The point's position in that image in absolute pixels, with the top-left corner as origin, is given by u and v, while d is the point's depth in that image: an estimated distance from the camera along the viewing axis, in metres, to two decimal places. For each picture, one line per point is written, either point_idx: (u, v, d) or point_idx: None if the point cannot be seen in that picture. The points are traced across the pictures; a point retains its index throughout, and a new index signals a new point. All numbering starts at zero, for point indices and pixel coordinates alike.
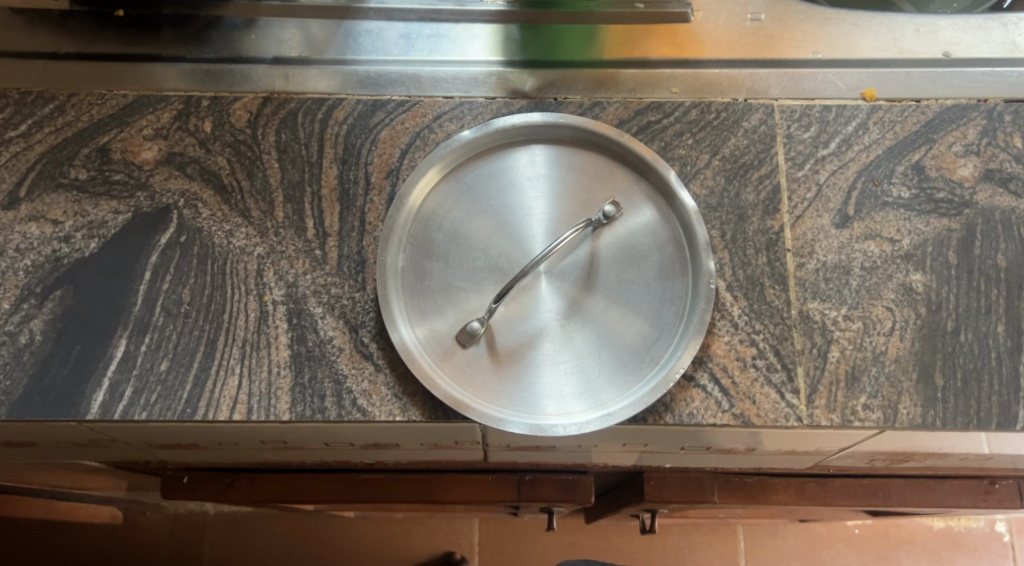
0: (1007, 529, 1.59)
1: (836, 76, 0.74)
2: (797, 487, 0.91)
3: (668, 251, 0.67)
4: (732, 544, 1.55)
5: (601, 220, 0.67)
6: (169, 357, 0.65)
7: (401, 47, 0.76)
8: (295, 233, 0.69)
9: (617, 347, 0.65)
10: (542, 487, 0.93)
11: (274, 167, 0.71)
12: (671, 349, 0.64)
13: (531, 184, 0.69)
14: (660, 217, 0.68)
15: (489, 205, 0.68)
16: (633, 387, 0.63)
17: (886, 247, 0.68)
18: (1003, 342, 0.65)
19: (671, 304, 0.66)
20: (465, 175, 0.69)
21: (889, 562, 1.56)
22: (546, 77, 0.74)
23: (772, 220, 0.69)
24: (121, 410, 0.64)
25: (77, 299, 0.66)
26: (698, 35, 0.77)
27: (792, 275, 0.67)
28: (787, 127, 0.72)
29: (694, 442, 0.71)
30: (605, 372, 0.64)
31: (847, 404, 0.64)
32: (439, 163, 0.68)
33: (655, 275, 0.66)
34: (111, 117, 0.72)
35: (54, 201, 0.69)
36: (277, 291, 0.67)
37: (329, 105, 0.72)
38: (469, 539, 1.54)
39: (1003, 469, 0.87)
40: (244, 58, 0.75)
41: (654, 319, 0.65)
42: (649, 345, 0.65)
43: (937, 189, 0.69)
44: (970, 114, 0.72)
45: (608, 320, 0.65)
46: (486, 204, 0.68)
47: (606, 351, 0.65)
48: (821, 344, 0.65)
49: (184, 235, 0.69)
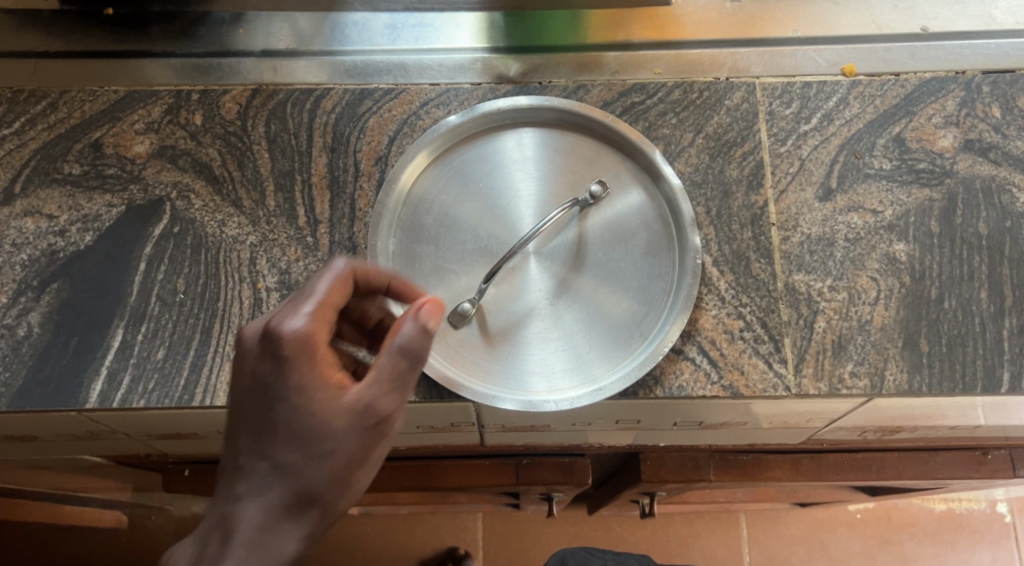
0: (1009, 509, 1.56)
1: (816, 52, 0.75)
2: (792, 463, 0.92)
3: (655, 229, 0.68)
4: (735, 531, 1.53)
5: (589, 200, 0.68)
6: (165, 345, 0.66)
7: (387, 37, 0.77)
8: (287, 221, 0.70)
9: (605, 324, 0.66)
10: (539, 470, 0.94)
11: (264, 157, 0.72)
12: (659, 324, 0.65)
13: (519, 167, 0.70)
14: (646, 196, 0.69)
15: (478, 189, 0.69)
16: (623, 362, 0.64)
17: (868, 219, 0.69)
18: (986, 308, 0.66)
19: (659, 280, 0.67)
20: (454, 160, 0.70)
21: (891, 545, 1.54)
22: (531, 62, 0.75)
23: (756, 195, 0.70)
24: (119, 398, 0.65)
25: (74, 292, 0.67)
26: (680, 17, 0.77)
27: (777, 248, 0.68)
28: (768, 104, 0.73)
29: (685, 416, 0.72)
30: (596, 349, 0.65)
31: (834, 372, 0.65)
32: (427, 148, 0.69)
33: (642, 253, 0.67)
34: (102, 113, 0.73)
35: (48, 196, 0.70)
36: (270, 279, 0.68)
37: (317, 95, 0.74)
38: (473, 534, 1.50)
39: (993, 439, 0.88)
40: (232, 51, 0.76)
41: (643, 295, 0.66)
42: (637, 321, 0.66)
43: (917, 160, 0.70)
44: (948, 86, 0.73)
45: (598, 298, 0.66)
46: (475, 187, 0.69)
47: (595, 328, 0.66)
48: (807, 315, 0.66)
49: (177, 226, 0.70)
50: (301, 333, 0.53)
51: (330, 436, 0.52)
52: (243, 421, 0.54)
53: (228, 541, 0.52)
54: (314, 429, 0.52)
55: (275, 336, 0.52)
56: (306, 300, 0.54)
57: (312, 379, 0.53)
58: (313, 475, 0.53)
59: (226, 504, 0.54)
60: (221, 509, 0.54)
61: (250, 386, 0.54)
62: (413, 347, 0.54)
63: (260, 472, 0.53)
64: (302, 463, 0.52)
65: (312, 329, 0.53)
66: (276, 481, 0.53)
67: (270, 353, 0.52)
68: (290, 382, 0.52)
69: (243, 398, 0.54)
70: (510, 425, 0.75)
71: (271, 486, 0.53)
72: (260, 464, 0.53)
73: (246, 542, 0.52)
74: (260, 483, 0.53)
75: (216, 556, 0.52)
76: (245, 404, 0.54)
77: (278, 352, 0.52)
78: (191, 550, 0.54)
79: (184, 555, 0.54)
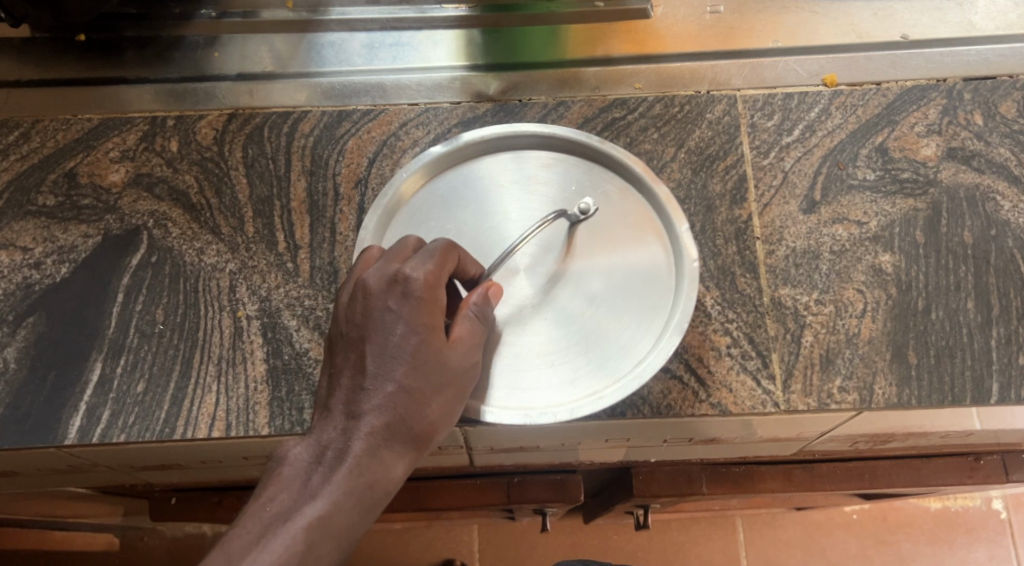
0: (1004, 506, 1.48)
1: (797, 63, 0.74)
2: (784, 474, 0.92)
3: (649, 238, 0.66)
4: (731, 536, 1.46)
5: (582, 213, 0.65)
6: (145, 378, 0.65)
7: (364, 57, 0.76)
8: (266, 247, 0.69)
9: (604, 338, 0.63)
10: (531, 488, 0.93)
11: (241, 183, 0.71)
12: (654, 340, 0.62)
13: (515, 182, 0.68)
14: (638, 207, 0.67)
15: (473, 206, 0.67)
16: (612, 381, 0.61)
17: (853, 230, 0.68)
18: (973, 318, 0.66)
19: (655, 290, 0.64)
20: (450, 176, 0.68)
21: (888, 545, 1.47)
22: (510, 80, 0.75)
23: (739, 209, 0.69)
24: (99, 433, 0.63)
25: (51, 326, 0.66)
26: (659, 30, 0.77)
27: (762, 262, 0.68)
28: (750, 116, 0.72)
29: (676, 433, 0.72)
30: (595, 364, 0.62)
31: (823, 387, 0.64)
32: (423, 165, 0.67)
33: (639, 263, 0.65)
34: (77, 142, 0.72)
35: (23, 229, 0.69)
36: (250, 307, 0.67)
37: (294, 117, 0.73)
38: (469, 548, 1.44)
39: (985, 444, 0.88)
40: (206, 76, 0.75)
41: (637, 313, 0.63)
42: (638, 333, 0.63)
43: (901, 170, 0.70)
44: (930, 94, 0.72)
45: (594, 312, 0.64)
46: (470, 204, 0.67)
47: (593, 343, 0.63)
48: (795, 329, 0.66)
49: (155, 256, 0.69)
50: (432, 276, 0.56)
51: (450, 370, 0.56)
52: (365, 343, 0.55)
53: (347, 452, 0.53)
54: (432, 363, 0.55)
55: (411, 275, 0.55)
56: (436, 246, 0.57)
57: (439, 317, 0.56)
58: (432, 405, 0.55)
59: (342, 417, 0.55)
60: (337, 424, 0.54)
61: (375, 313, 0.55)
62: (486, 311, 0.59)
63: (383, 393, 0.54)
64: (424, 393, 0.55)
65: (438, 275, 0.56)
66: (397, 406, 0.54)
67: (402, 292, 0.55)
68: (421, 315, 0.55)
69: (366, 325, 0.55)
70: (499, 447, 0.75)
71: (391, 409, 0.54)
72: (383, 388, 0.54)
73: (364, 456, 0.53)
74: (381, 403, 0.54)
75: (337, 465, 0.53)
76: (371, 329, 0.55)
77: (410, 288, 0.55)
78: (304, 456, 0.54)
79: (297, 460, 0.54)
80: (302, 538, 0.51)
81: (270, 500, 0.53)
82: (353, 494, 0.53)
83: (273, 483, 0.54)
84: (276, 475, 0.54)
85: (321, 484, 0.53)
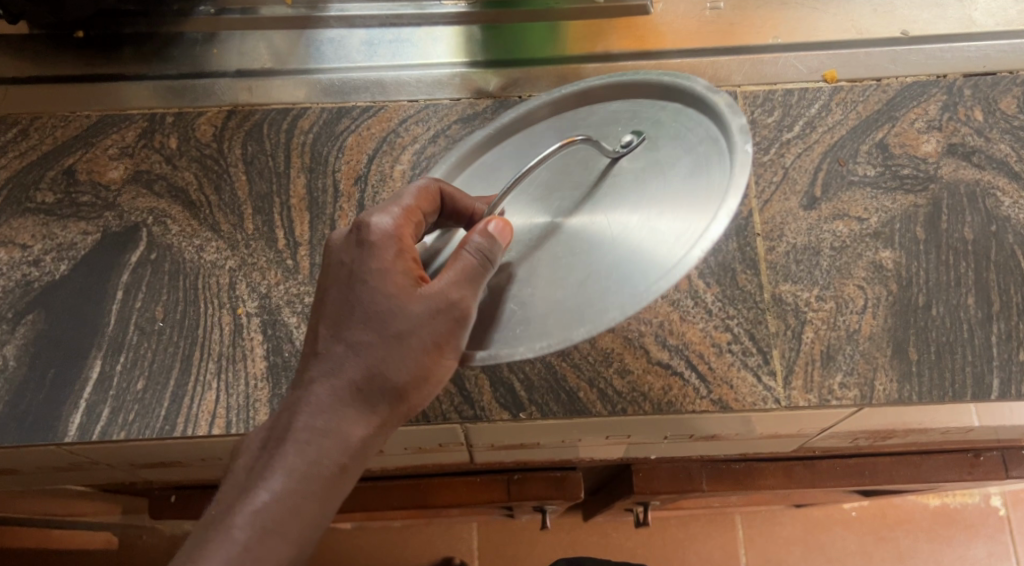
0: (1003, 503, 1.48)
1: (797, 59, 0.74)
2: (784, 471, 0.92)
3: (699, 146, 0.57)
4: (730, 533, 1.47)
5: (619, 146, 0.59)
6: (145, 375, 0.65)
7: (364, 53, 0.76)
8: (266, 244, 0.68)
9: (642, 254, 0.53)
10: (531, 485, 0.94)
11: (241, 180, 0.71)
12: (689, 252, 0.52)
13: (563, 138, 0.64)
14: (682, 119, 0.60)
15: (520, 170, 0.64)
16: (637, 300, 0.51)
17: (854, 226, 0.68)
18: (974, 314, 0.66)
19: (700, 189, 0.54)
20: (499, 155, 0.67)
21: (887, 542, 1.47)
22: (510, 75, 0.74)
23: (740, 205, 0.69)
24: (99, 431, 0.63)
25: (50, 323, 0.66)
26: (659, 27, 0.77)
27: (763, 258, 0.68)
28: (750, 112, 0.72)
29: (677, 429, 0.72)
30: (633, 282, 0.52)
31: (824, 383, 0.64)
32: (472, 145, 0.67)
33: (684, 171, 0.56)
34: (75, 139, 0.72)
35: (22, 225, 0.69)
36: (250, 304, 0.67)
37: (294, 114, 0.73)
38: (468, 545, 1.43)
39: (985, 441, 0.88)
40: (205, 72, 0.75)
41: (677, 217, 0.54)
42: (678, 238, 0.53)
43: (901, 166, 0.70)
44: (930, 90, 0.72)
45: (633, 231, 0.55)
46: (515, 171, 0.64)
47: (630, 261, 0.54)
48: (795, 325, 0.66)
49: (154, 253, 0.68)
50: (388, 224, 0.57)
51: (402, 319, 0.54)
52: (324, 308, 0.57)
53: (291, 427, 0.54)
54: (385, 311, 0.54)
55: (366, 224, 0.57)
56: (405, 193, 0.59)
57: (395, 268, 0.55)
58: (387, 363, 0.53)
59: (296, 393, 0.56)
60: (291, 399, 0.56)
61: (334, 271, 0.57)
62: (485, 249, 0.54)
63: (330, 358, 0.55)
64: (375, 353, 0.54)
65: (399, 223, 0.57)
66: (345, 366, 0.54)
67: (359, 242, 0.57)
68: (373, 264, 0.56)
69: (326, 286, 0.57)
70: (500, 444, 0.75)
71: (335, 373, 0.54)
72: (331, 352, 0.55)
73: (307, 428, 0.54)
74: (328, 368, 0.55)
75: (282, 443, 0.54)
76: (328, 290, 0.57)
77: (364, 235, 0.56)
78: (257, 441, 0.56)
79: (250, 448, 0.56)
80: (252, 526, 0.52)
81: (224, 494, 0.55)
82: (295, 471, 0.53)
83: (229, 477, 0.55)
84: (232, 471, 0.56)
85: (266, 466, 0.53)
